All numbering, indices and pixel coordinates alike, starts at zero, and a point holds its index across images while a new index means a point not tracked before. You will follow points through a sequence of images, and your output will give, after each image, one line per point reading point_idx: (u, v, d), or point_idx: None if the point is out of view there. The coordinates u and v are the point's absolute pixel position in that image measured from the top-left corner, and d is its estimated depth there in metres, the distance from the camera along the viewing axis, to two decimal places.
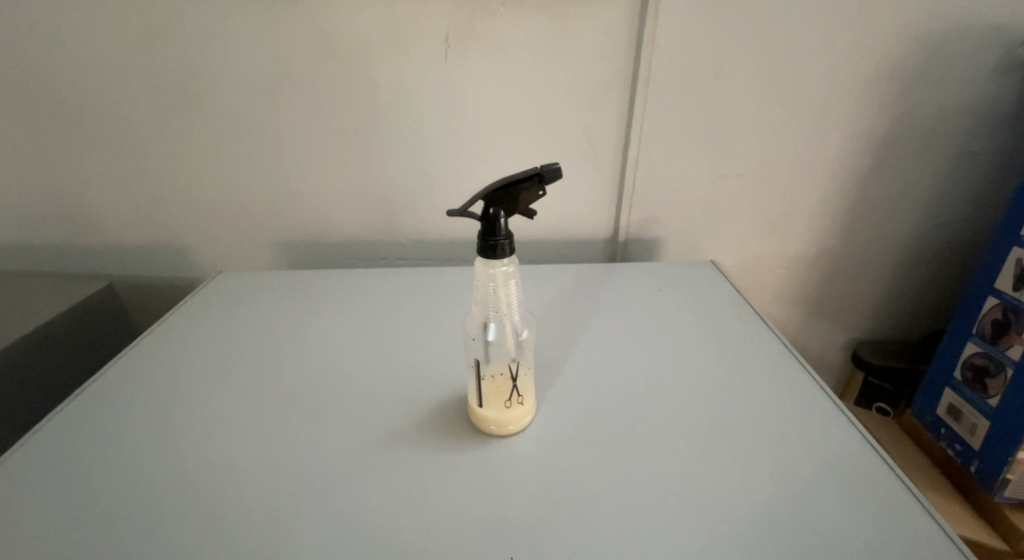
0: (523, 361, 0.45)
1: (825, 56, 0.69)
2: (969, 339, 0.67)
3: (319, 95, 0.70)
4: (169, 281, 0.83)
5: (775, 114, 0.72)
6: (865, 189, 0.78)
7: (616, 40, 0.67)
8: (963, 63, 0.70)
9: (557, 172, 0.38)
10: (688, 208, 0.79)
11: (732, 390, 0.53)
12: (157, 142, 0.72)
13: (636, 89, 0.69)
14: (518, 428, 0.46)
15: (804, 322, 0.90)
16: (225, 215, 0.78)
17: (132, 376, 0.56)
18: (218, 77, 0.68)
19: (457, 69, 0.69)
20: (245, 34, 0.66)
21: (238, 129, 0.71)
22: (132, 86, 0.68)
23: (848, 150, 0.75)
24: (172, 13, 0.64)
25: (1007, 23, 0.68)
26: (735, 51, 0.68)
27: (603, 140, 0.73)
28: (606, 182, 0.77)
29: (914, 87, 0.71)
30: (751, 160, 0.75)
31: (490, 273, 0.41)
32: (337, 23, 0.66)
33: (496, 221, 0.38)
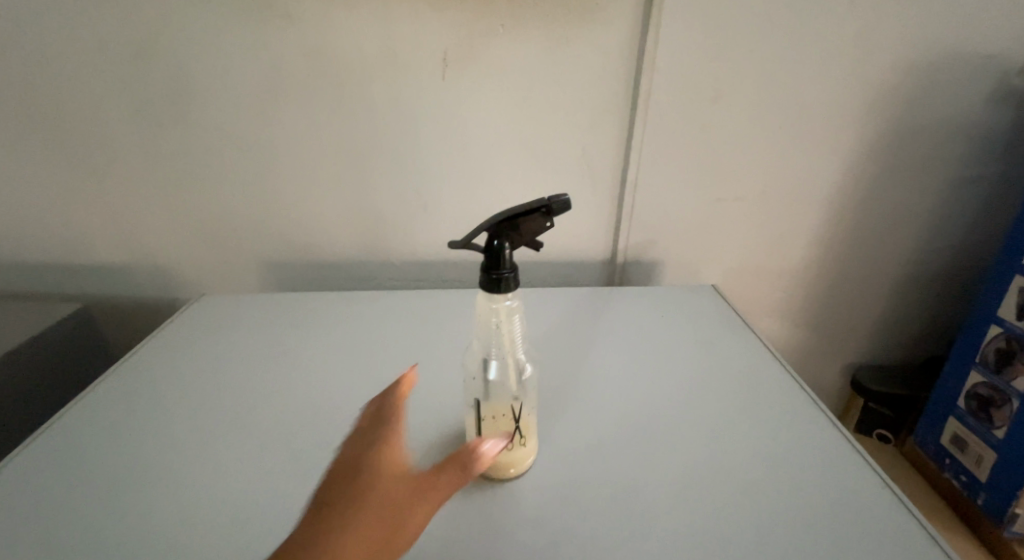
0: (526, 399, 0.43)
1: (823, 80, 0.68)
2: (973, 368, 0.66)
3: (316, 116, 0.69)
4: (153, 301, 0.81)
5: (771, 139, 0.72)
6: (861, 214, 0.78)
7: (614, 62, 0.67)
8: (960, 89, 0.70)
9: (565, 204, 0.38)
10: (687, 232, 0.78)
11: (735, 419, 0.52)
12: (145, 163, 0.70)
13: (633, 114, 0.69)
14: (520, 469, 0.45)
15: (801, 347, 0.89)
16: (213, 235, 0.76)
17: (113, 402, 0.54)
18: (208, 93, 0.67)
19: (455, 91, 0.68)
20: (241, 55, 0.65)
21: (228, 148, 0.70)
22: (119, 101, 0.67)
23: (846, 174, 0.75)
24: (162, 28, 0.63)
25: (1004, 50, 0.68)
26: (734, 75, 0.67)
27: (601, 164, 0.73)
28: (603, 207, 0.76)
29: (913, 111, 0.71)
30: (749, 183, 0.75)
31: (492, 307, 0.39)
32: (336, 45, 0.65)
33: (501, 253, 0.36)
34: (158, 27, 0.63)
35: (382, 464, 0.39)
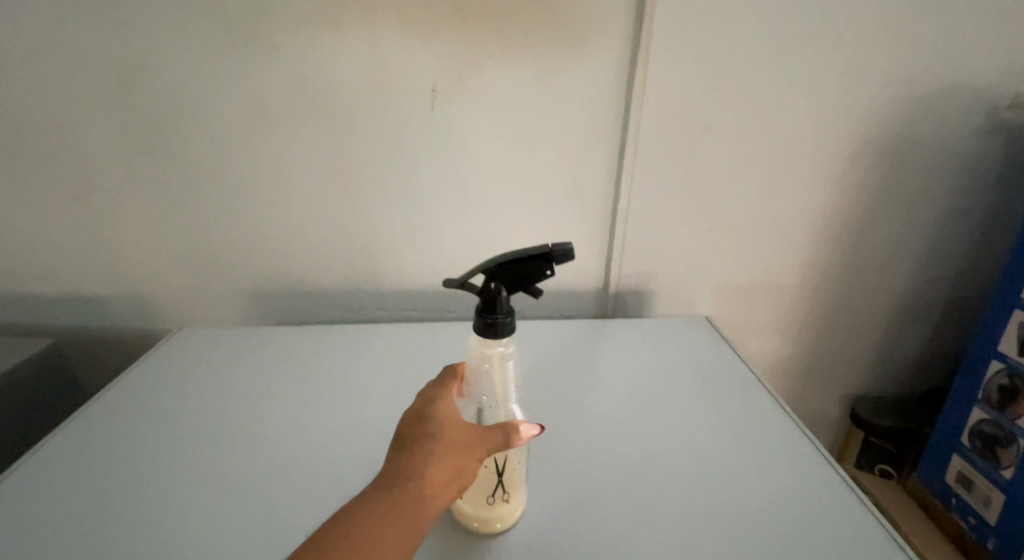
0: (515, 451, 0.40)
1: (814, 110, 0.68)
2: (975, 404, 0.65)
3: (301, 145, 0.67)
4: (130, 332, 0.78)
5: (764, 167, 0.71)
6: (855, 243, 0.77)
7: (604, 92, 0.66)
8: (951, 119, 0.70)
9: (567, 252, 0.36)
10: (681, 261, 0.77)
11: (734, 461, 0.49)
12: (124, 192, 0.69)
13: (624, 143, 0.68)
14: (506, 525, 0.41)
15: (799, 377, 0.87)
16: (195, 265, 0.74)
17: (75, 444, 0.51)
18: (191, 122, 0.65)
19: (443, 120, 0.67)
20: (226, 83, 0.64)
21: (212, 178, 0.69)
22: (99, 128, 0.65)
23: (840, 203, 0.74)
24: (145, 57, 0.62)
25: (994, 80, 0.68)
26: (724, 104, 0.67)
27: (591, 193, 0.72)
28: (594, 235, 0.74)
29: (905, 140, 0.70)
30: (742, 212, 0.74)
31: (485, 354, 0.37)
32: (323, 74, 0.64)
33: (494, 296, 0.35)
34: (142, 57, 0.62)
35: (421, 426, 0.36)
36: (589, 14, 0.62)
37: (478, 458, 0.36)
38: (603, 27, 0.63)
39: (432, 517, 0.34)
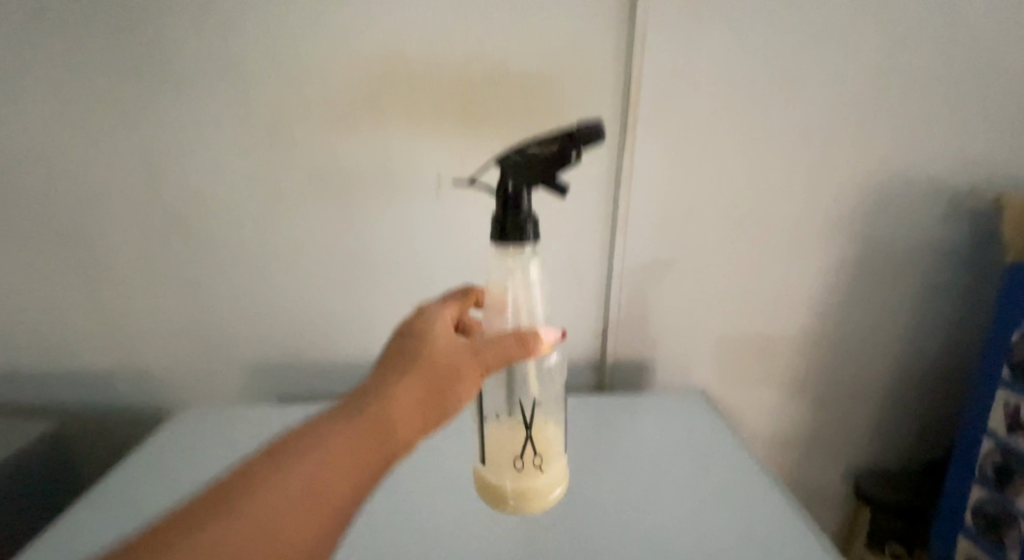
0: (539, 408, 0.46)
1: (788, 201, 0.74)
2: (975, 485, 0.65)
3: (315, 232, 0.73)
4: (135, 412, 0.80)
5: (748, 249, 0.76)
6: (841, 320, 0.80)
7: (592, 189, 0.72)
8: (915, 204, 0.75)
9: (595, 131, 0.41)
10: (676, 337, 0.80)
11: (730, 537, 0.49)
12: (144, 279, 0.74)
13: (615, 228, 0.73)
14: (547, 486, 0.46)
15: (799, 457, 0.87)
16: (207, 347, 0.77)
17: (76, 524, 0.52)
18: (211, 214, 0.71)
19: (446, 208, 0.72)
20: (247, 179, 0.70)
21: (231, 268, 0.74)
22: (127, 220, 0.71)
23: (822, 283, 0.78)
24: (177, 157, 0.69)
25: (950, 174, 0.74)
26: (702, 199, 0.73)
27: (586, 275, 0.76)
28: (590, 315, 0.78)
29: (875, 227, 0.75)
30: (726, 293, 0.77)
31: (504, 264, 0.42)
32: (339, 168, 0.70)
33: (513, 202, 0.40)
34: (175, 159, 0.69)
35: (403, 349, 0.41)
36: (574, 126, 0.70)
37: (467, 362, 0.40)
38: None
39: (410, 431, 0.37)
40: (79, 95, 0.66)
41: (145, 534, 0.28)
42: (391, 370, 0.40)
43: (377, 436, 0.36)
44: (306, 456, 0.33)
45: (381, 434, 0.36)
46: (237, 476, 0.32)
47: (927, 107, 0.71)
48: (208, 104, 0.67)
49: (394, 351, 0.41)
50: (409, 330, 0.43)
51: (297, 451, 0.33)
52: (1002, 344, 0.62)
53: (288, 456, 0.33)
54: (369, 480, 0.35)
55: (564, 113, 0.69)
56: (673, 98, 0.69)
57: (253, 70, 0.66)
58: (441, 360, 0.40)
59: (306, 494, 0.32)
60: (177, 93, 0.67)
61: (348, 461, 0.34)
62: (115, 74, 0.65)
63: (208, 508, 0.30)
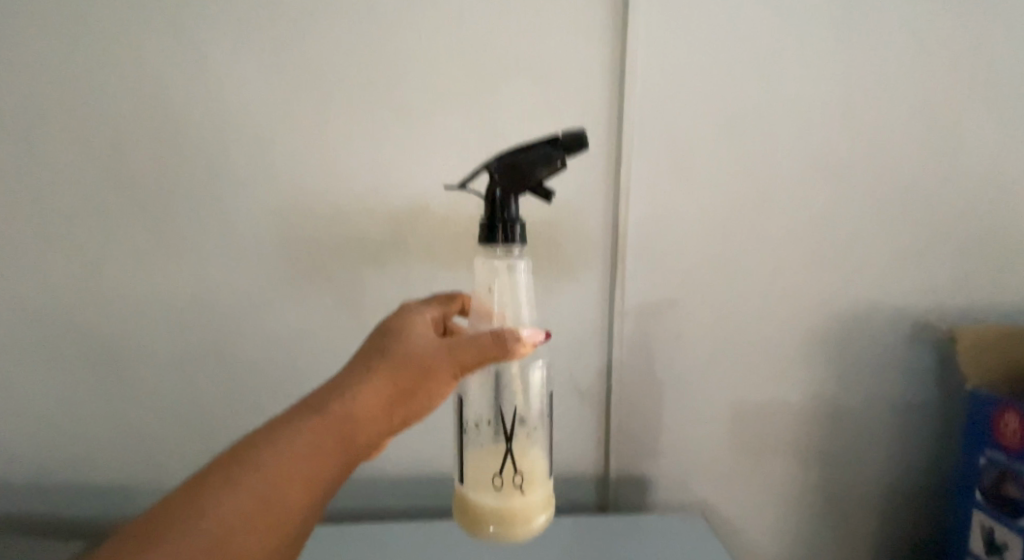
0: (524, 429, 0.43)
1: (775, 319, 0.68)
2: (968, 553, 0.61)
3: (271, 327, 0.65)
4: (36, 526, 0.68)
5: (764, 289, 0.67)
6: (870, 405, 0.71)
7: (591, 314, 0.67)
8: (878, 328, 0.69)
9: (579, 136, 0.42)
10: (685, 442, 0.70)
11: None
12: (70, 408, 0.65)
13: (614, 300, 0.66)
14: (524, 525, 0.40)
15: (839, 523, 0.73)
16: (148, 414, 0.66)
17: None
18: (156, 349, 0.65)
19: (414, 267, 0.65)
20: (189, 246, 0.63)
21: (179, 339, 0.65)
22: (58, 343, 0.64)
23: (842, 378, 0.70)
24: (116, 219, 0.62)
25: (948, 296, 0.69)
26: (705, 292, 0.67)
27: (583, 373, 0.68)
28: (587, 430, 0.70)
29: (866, 382, 0.70)
30: (742, 391, 0.70)
31: (487, 265, 0.43)
32: (303, 242, 0.64)
33: (501, 203, 0.41)
34: (125, 265, 0.63)
35: (380, 344, 0.42)
36: (569, 246, 0.65)
37: (443, 366, 0.40)
38: (583, 246, 0.65)
39: (376, 427, 0.39)
40: (22, 146, 0.60)
41: (159, 512, 0.32)
42: (364, 366, 0.41)
43: (353, 425, 0.38)
44: (293, 443, 0.36)
45: (360, 422, 0.38)
46: (236, 456, 0.35)
47: (920, 207, 0.67)
48: (188, 283, 0.64)
49: (377, 346, 0.42)
50: (393, 327, 0.43)
51: (287, 437, 0.36)
52: (970, 469, 0.60)
53: (259, 449, 0.35)
54: (350, 463, 0.38)
55: (556, 237, 0.65)
56: (667, 194, 0.64)
57: (211, 138, 0.61)
58: (418, 360, 0.41)
59: (277, 485, 0.34)
60: (133, 152, 0.61)
61: (330, 450, 0.37)
62: (72, 146, 0.60)
63: (219, 472, 0.34)
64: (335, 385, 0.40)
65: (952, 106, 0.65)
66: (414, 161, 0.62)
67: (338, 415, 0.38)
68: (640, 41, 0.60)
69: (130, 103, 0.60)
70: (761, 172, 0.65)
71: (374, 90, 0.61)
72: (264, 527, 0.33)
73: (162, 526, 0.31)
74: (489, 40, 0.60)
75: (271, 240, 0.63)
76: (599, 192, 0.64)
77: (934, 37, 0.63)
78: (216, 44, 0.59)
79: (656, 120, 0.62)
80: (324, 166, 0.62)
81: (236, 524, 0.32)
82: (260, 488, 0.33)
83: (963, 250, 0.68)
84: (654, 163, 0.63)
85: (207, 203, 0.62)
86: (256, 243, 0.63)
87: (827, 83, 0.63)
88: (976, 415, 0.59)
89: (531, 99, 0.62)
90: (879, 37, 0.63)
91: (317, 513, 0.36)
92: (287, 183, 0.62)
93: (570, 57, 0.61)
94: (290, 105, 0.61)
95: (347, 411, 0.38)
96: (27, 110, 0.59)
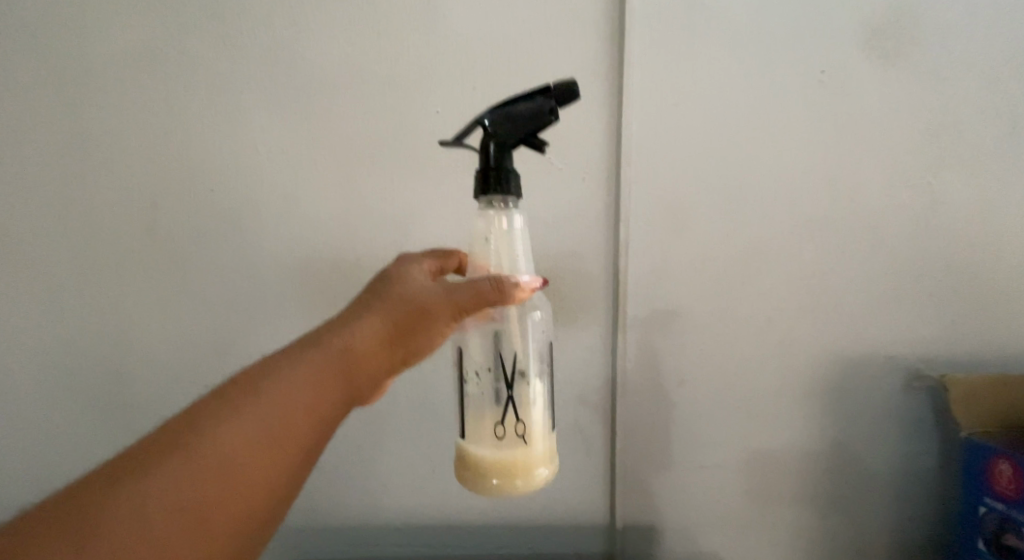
0: (524, 382, 0.44)
1: (784, 374, 0.64)
2: None
3: (253, 345, 0.62)
4: None
5: (777, 310, 0.63)
6: (891, 448, 0.64)
7: (593, 362, 0.64)
8: (899, 390, 0.64)
9: (570, 86, 0.43)
10: (686, 476, 0.66)
11: None
12: (45, 409, 0.63)
13: (617, 318, 0.63)
14: (526, 476, 0.42)
15: None
16: (121, 424, 0.63)
17: None
18: (136, 355, 0.62)
19: None
20: (175, 250, 0.61)
21: (158, 345, 0.62)
22: (41, 340, 0.62)
23: (863, 409, 0.64)
24: (103, 217, 0.60)
25: (983, 334, 0.63)
26: (711, 342, 0.64)
27: (583, 396, 0.65)
28: (584, 458, 0.66)
29: (890, 444, 0.64)
30: (756, 449, 0.65)
31: (482, 220, 0.44)
32: (287, 265, 0.61)
33: (497, 152, 0.42)
34: (108, 264, 0.61)
35: (379, 287, 0.43)
36: (569, 292, 0.63)
37: (441, 309, 0.42)
38: (584, 292, 0.63)
39: (375, 365, 0.41)
40: (14, 158, 0.59)
41: (163, 437, 0.34)
42: (363, 307, 0.42)
43: (354, 359, 0.40)
44: (297, 372, 0.38)
45: (360, 357, 0.40)
46: (240, 384, 0.37)
47: (941, 256, 0.62)
48: (172, 334, 0.62)
49: (376, 289, 0.44)
50: (393, 273, 0.45)
51: (288, 372, 0.37)
52: (970, 518, 0.57)
53: (258, 383, 0.37)
54: (352, 395, 0.40)
55: (555, 284, 0.63)
56: (667, 240, 0.62)
57: (198, 190, 0.60)
58: (417, 303, 0.42)
59: (277, 419, 0.36)
60: (124, 153, 0.60)
61: (332, 380, 0.38)
62: (59, 196, 0.60)
63: (218, 404, 0.36)
64: (337, 323, 0.41)
65: (975, 146, 0.60)
66: (405, 209, 0.61)
67: (339, 349, 0.39)
68: (635, 86, 0.59)
69: (119, 156, 0.59)
70: (764, 216, 0.61)
71: (364, 140, 0.60)
72: (265, 460, 0.35)
73: (164, 451, 0.33)
74: (480, 88, 0.59)
75: (260, 289, 0.62)
76: (597, 236, 0.62)
77: (946, 73, 0.59)
78: (205, 96, 0.59)
79: (654, 166, 0.61)
80: (313, 216, 0.61)
81: (241, 441, 0.34)
82: (263, 412, 0.35)
83: (992, 305, 0.63)
84: (652, 208, 0.61)
85: (193, 253, 0.61)
86: (244, 293, 0.62)
87: (833, 123, 0.60)
88: (972, 466, 0.56)
89: (525, 148, 0.61)
90: (891, 73, 0.59)
91: (322, 437, 0.38)
92: (275, 231, 0.61)
93: (565, 102, 0.60)
94: (281, 153, 0.60)
95: (348, 346, 0.40)
96: (17, 163, 0.59)
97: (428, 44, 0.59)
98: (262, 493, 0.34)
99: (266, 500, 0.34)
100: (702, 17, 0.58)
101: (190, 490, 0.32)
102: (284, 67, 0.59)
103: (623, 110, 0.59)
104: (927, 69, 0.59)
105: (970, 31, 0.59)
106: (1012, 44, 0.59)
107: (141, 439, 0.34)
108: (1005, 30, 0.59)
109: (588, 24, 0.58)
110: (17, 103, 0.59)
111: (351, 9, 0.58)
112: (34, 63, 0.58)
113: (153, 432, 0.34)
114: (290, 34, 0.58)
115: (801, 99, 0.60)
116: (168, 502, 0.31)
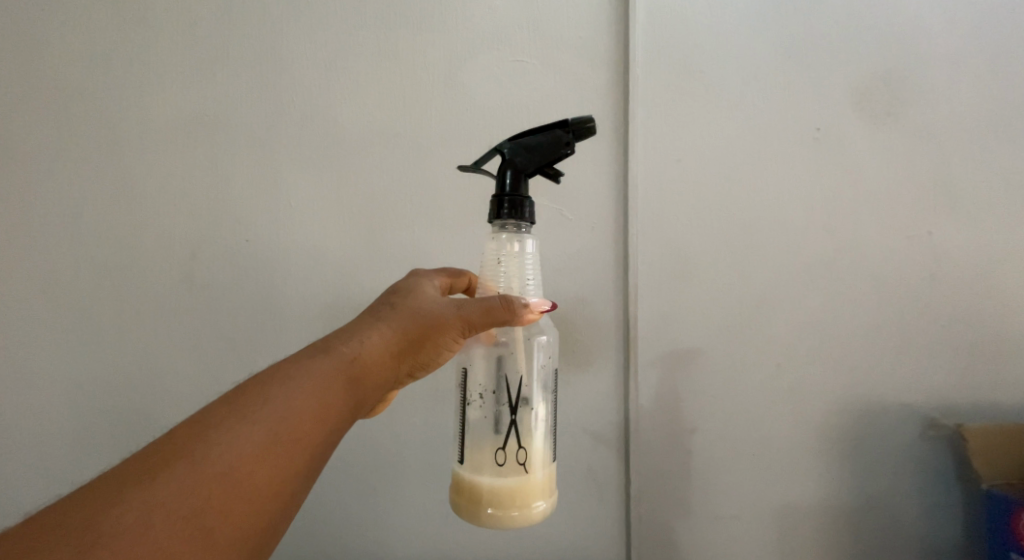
0: (528, 411, 0.46)
1: (799, 421, 0.63)
2: None
3: None
4: None
5: (786, 353, 0.63)
6: (908, 500, 0.62)
7: (604, 406, 0.64)
8: (919, 440, 0.62)
9: (586, 121, 0.46)
10: (695, 523, 0.64)
11: None
12: (51, 430, 0.63)
13: (628, 358, 0.64)
14: (526, 506, 0.43)
15: None
16: (122, 450, 0.63)
17: None
18: (149, 382, 0.63)
19: None
20: (199, 283, 0.63)
21: (171, 371, 0.63)
22: (60, 362, 0.63)
23: (879, 456, 0.63)
24: (136, 248, 0.63)
25: (1000, 387, 0.62)
26: (724, 388, 0.63)
27: (592, 437, 0.64)
28: (592, 502, 0.64)
29: (911, 494, 0.62)
30: (772, 497, 0.63)
31: (496, 242, 0.46)
32: (303, 303, 0.63)
33: (513, 180, 0.45)
34: (135, 292, 0.63)
35: (390, 300, 0.46)
36: (579, 335, 0.64)
37: (451, 322, 0.44)
38: (596, 335, 0.64)
39: (382, 373, 0.42)
40: (59, 192, 0.63)
41: (175, 438, 0.35)
42: (375, 319, 0.44)
43: (363, 368, 0.41)
44: (307, 378, 0.39)
45: (370, 365, 0.42)
46: (250, 390, 0.38)
47: (950, 304, 0.62)
48: (192, 371, 0.63)
49: (387, 302, 0.46)
50: (403, 288, 0.47)
51: (299, 377, 0.39)
52: None
53: (271, 383, 0.38)
54: (360, 401, 0.41)
55: (567, 329, 0.64)
56: (676, 285, 0.64)
57: (228, 233, 0.63)
58: (428, 316, 0.44)
59: (286, 423, 0.37)
60: (161, 189, 0.64)
61: (341, 387, 0.40)
62: (95, 233, 0.63)
63: (231, 406, 0.37)
64: (346, 332, 0.43)
65: (969, 200, 0.62)
66: (421, 254, 0.63)
67: (349, 357, 0.41)
68: (641, 142, 0.63)
69: (159, 200, 0.64)
70: (772, 265, 0.63)
71: (385, 189, 0.63)
72: (273, 465, 0.35)
73: (177, 451, 0.34)
74: (496, 142, 0.63)
75: (281, 329, 0.63)
76: (607, 279, 0.64)
77: (935, 132, 0.62)
78: (243, 149, 0.64)
79: (661, 215, 0.63)
80: (334, 259, 0.63)
81: (251, 448, 0.35)
82: (273, 419, 0.37)
83: (1007, 358, 0.62)
84: (660, 254, 0.63)
85: (216, 291, 0.63)
86: (262, 330, 0.63)
87: (833, 177, 0.63)
88: (993, 517, 0.54)
89: (537, 195, 0.64)
90: (881, 133, 0.63)
91: (329, 444, 0.39)
92: (298, 273, 0.63)
93: (575, 155, 0.64)
94: (305, 201, 0.64)
95: (358, 354, 0.42)
96: (60, 204, 0.63)
97: (448, 104, 0.63)
98: (268, 501, 0.35)
99: (272, 507, 0.35)
100: (701, 83, 0.63)
101: (198, 496, 0.33)
102: (316, 126, 0.64)
103: (629, 163, 0.63)
104: (916, 129, 0.62)
105: (956, 93, 0.62)
106: (996, 106, 0.62)
107: (148, 444, 0.35)
108: (988, 92, 0.62)
109: (598, 87, 0.63)
110: (70, 151, 0.64)
111: (380, 76, 0.64)
112: (90, 116, 0.64)
113: (162, 438, 0.35)
114: (323, 96, 0.64)
115: (799, 155, 0.63)
116: (180, 501, 0.32)
